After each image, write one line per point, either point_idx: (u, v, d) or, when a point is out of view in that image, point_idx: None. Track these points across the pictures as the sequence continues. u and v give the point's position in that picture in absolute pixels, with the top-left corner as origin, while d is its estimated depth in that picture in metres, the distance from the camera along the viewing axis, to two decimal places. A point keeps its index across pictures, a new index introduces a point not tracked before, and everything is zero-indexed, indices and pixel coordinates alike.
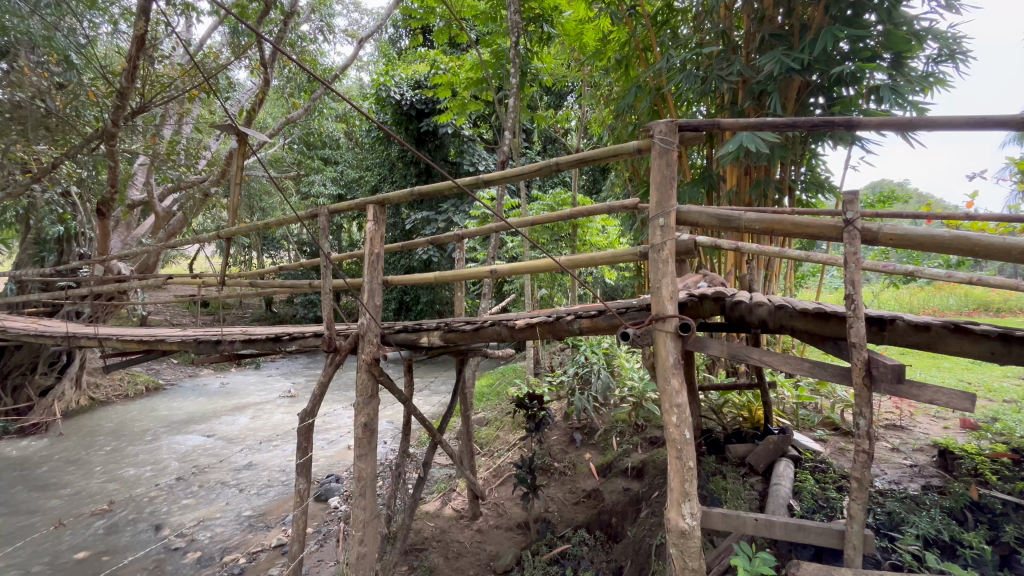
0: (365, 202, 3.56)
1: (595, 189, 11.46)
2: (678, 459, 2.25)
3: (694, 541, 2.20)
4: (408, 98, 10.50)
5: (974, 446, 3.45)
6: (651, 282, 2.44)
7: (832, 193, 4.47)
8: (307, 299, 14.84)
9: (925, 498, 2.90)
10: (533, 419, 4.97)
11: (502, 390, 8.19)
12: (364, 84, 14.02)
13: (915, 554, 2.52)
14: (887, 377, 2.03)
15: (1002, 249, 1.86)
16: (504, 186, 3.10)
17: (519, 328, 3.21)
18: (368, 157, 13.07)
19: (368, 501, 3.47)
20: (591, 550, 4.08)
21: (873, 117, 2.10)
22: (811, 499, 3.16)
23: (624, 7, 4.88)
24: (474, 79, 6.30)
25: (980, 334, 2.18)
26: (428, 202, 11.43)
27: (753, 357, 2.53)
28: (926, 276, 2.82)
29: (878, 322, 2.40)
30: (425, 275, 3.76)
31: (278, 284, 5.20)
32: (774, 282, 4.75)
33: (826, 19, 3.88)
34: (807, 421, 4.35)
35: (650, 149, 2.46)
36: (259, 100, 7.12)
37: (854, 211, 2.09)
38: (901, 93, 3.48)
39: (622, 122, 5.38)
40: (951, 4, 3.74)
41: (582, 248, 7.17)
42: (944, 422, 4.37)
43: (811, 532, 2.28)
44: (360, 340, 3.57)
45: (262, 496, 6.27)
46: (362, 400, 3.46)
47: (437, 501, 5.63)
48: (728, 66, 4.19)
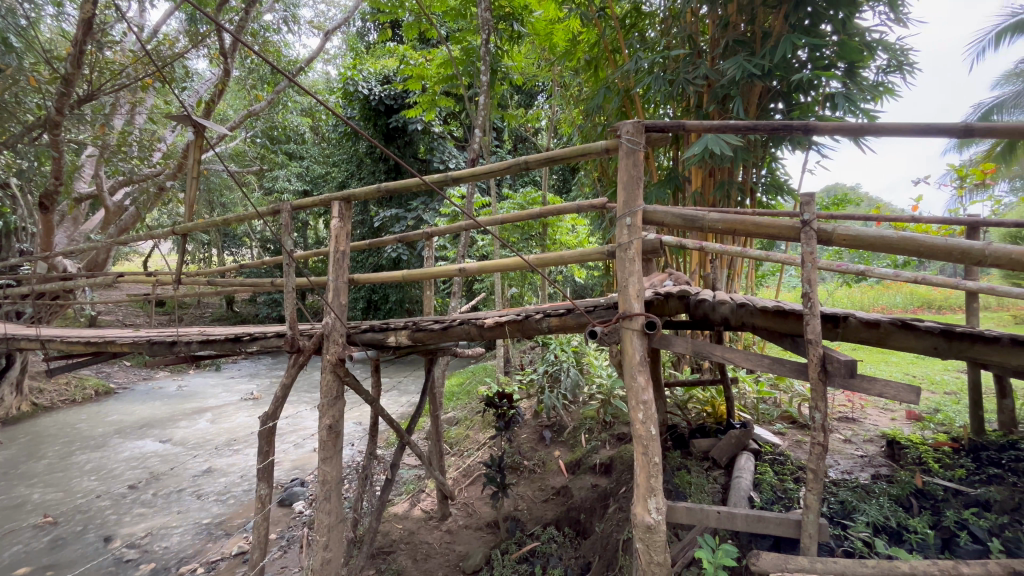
0: (330, 198, 3.46)
1: (565, 189, 11.55)
2: (644, 454, 2.30)
3: (660, 535, 2.24)
4: (377, 93, 10.27)
5: (918, 436, 3.66)
6: (618, 281, 2.47)
7: (790, 195, 4.66)
8: (271, 298, 14.39)
9: (875, 487, 3.04)
10: (502, 417, 4.96)
11: (472, 389, 8.15)
12: (331, 77, 13.66)
13: (865, 540, 2.65)
14: (841, 372, 2.12)
15: (942, 249, 1.98)
16: (473, 184, 3.08)
17: (488, 327, 3.20)
18: (334, 152, 12.75)
19: (334, 504, 3.39)
20: (560, 547, 4.13)
21: (827, 122, 2.18)
22: (770, 490, 3.27)
23: (594, 8, 4.92)
24: (444, 75, 6.22)
25: (925, 330, 2.31)
26: (398, 199, 11.25)
27: (716, 354, 2.59)
28: (876, 275, 2.96)
29: (832, 319, 2.50)
30: (393, 274, 3.69)
31: (238, 283, 5.01)
32: (737, 281, 4.90)
33: (786, 27, 4.02)
34: (766, 415, 4.51)
35: (617, 149, 2.48)
36: (219, 92, 6.83)
37: (810, 212, 2.17)
38: (854, 101, 3.65)
39: (591, 122, 5.43)
40: (900, 17, 3.94)
41: (552, 247, 7.22)
42: (892, 414, 4.62)
43: (770, 522, 2.36)
44: (324, 340, 3.47)
45: (222, 502, 6.04)
46: (327, 402, 3.36)
47: (406, 503, 5.56)
48: (694, 70, 4.29)
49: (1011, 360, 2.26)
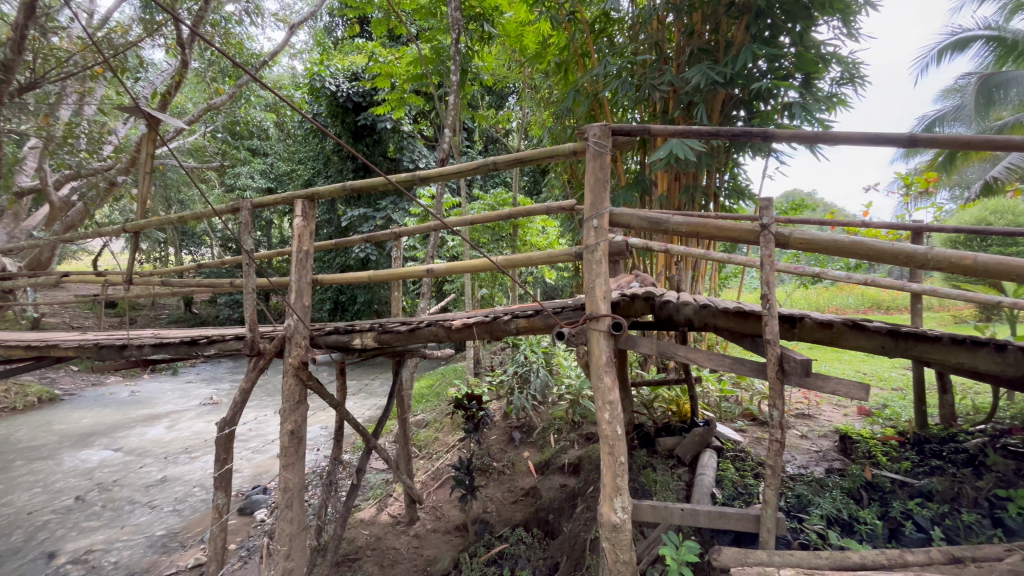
0: (293, 196, 3.35)
1: (536, 190, 11.61)
2: (610, 454, 2.32)
3: (626, 534, 2.27)
4: (344, 90, 10.05)
5: (868, 430, 3.84)
6: (585, 282, 2.49)
7: (751, 200, 4.82)
8: (232, 299, 13.88)
9: (829, 480, 3.17)
10: (471, 419, 4.92)
11: (442, 391, 8.08)
12: (297, 72, 13.29)
13: (819, 532, 2.75)
14: (797, 371, 2.20)
15: (890, 253, 2.09)
16: (441, 183, 3.04)
17: (456, 328, 3.17)
18: (300, 149, 12.41)
19: (296, 513, 3.28)
20: (529, 548, 4.13)
21: (785, 129, 2.26)
22: (731, 486, 3.36)
23: (564, 12, 4.95)
24: (414, 74, 6.13)
25: (873, 330, 2.42)
26: (366, 198, 11.04)
27: (680, 354, 2.64)
28: (830, 278, 3.10)
29: (789, 320, 2.59)
30: (359, 275, 3.60)
31: (195, 283, 4.80)
32: (701, 283, 5.04)
33: (746, 38, 4.17)
34: (728, 413, 4.65)
35: (585, 151, 2.50)
36: (177, 84, 6.53)
37: (769, 216, 2.24)
38: (810, 111, 3.82)
39: (561, 125, 5.49)
40: (852, 32, 4.14)
41: (523, 248, 7.22)
42: (844, 410, 4.84)
43: (731, 518, 2.43)
44: (286, 343, 3.36)
45: (178, 512, 5.77)
46: (288, 406, 3.25)
47: (373, 508, 5.46)
48: (660, 76, 4.39)
49: (952, 357, 2.39)
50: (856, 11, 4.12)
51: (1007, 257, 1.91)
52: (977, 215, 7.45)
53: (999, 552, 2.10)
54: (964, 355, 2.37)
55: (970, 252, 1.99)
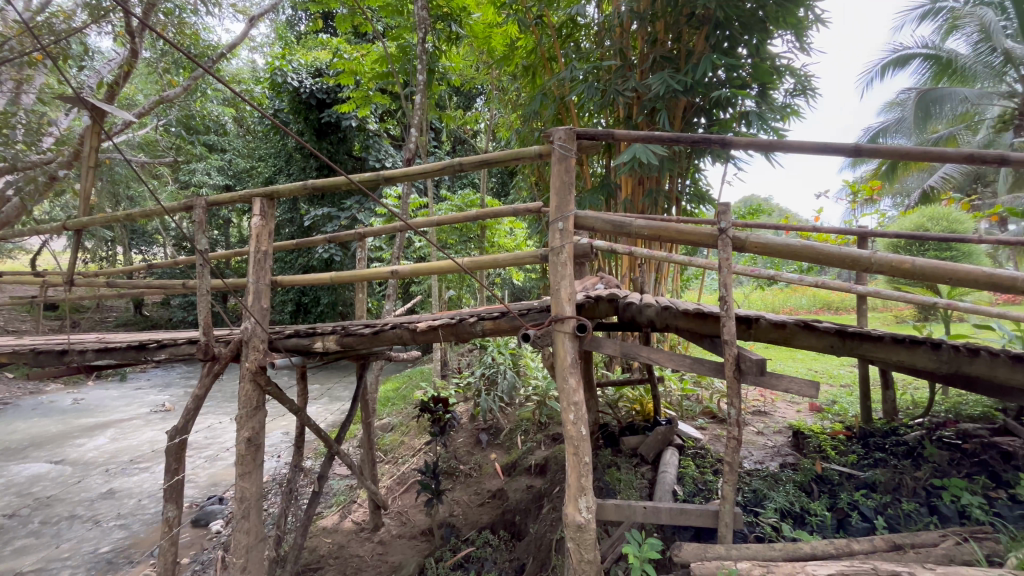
0: (251, 193, 3.22)
1: (504, 192, 11.63)
2: (575, 455, 2.35)
3: (590, 533, 2.31)
4: (307, 86, 9.77)
5: (818, 426, 4.03)
6: (551, 284, 2.51)
7: (711, 204, 4.99)
8: (187, 301, 13.26)
9: (783, 475, 3.30)
10: (437, 422, 4.86)
11: (408, 394, 7.97)
12: (257, 66, 12.84)
13: (773, 525, 2.85)
14: (753, 370, 2.28)
15: (837, 258, 2.19)
16: (406, 183, 3.00)
17: (421, 331, 3.14)
18: (261, 146, 12.02)
19: (253, 523, 3.16)
20: (495, 551, 4.11)
21: (741, 137, 2.34)
22: (692, 483, 3.45)
23: (531, 15, 4.98)
24: (379, 72, 5.99)
25: (823, 329, 2.54)
26: (330, 197, 10.76)
27: (643, 354, 2.69)
28: (784, 280, 3.24)
29: (746, 320, 2.69)
30: (321, 276, 3.50)
31: (144, 284, 4.55)
32: (664, 285, 5.17)
33: (706, 48, 4.31)
34: (689, 411, 4.78)
35: (550, 154, 2.52)
36: (126, 75, 6.19)
37: (727, 221, 2.31)
38: (764, 120, 4.00)
39: (528, 128, 5.53)
40: (804, 46, 4.35)
41: (490, 250, 7.20)
42: (797, 406, 5.07)
43: (692, 514, 2.49)
44: (243, 347, 3.23)
45: (124, 527, 5.44)
46: (245, 413, 3.13)
47: (336, 515, 5.33)
48: (624, 82, 4.46)
49: (894, 355, 2.54)
50: (807, 26, 4.34)
51: (941, 261, 2.06)
52: (917, 221, 7.95)
53: (935, 537, 2.25)
54: (904, 353, 2.52)
55: (908, 257, 2.13)
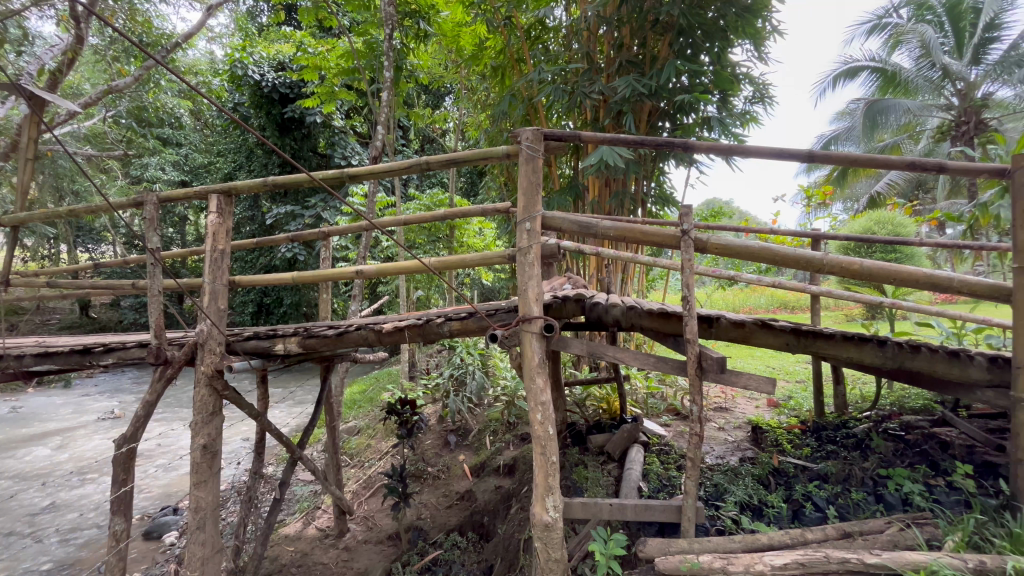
0: (207, 189, 3.08)
1: (473, 191, 11.60)
2: (542, 454, 2.37)
3: (557, 532, 2.33)
4: (270, 79, 9.45)
5: (776, 421, 4.18)
6: (518, 284, 2.51)
7: (675, 206, 5.12)
8: (139, 302, 12.61)
9: (742, 469, 3.41)
10: (405, 425, 4.78)
11: (375, 396, 7.83)
12: (215, 57, 12.32)
13: (733, 518, 2.94)
14: (713, 368, 2.35)
15: (792, 258, 2.28)
16: (371, 181, 2.94)
17: (387, 332, 3.09)
18: (219, 140, 11.57)
19: (209, 534, 3.03)
20: (463, 553, 4.09)
21: (703, 141, 2.41)
22: (656, 479, 3.52)
23: (499, 16, 4.98)
24: (344, 68, 5.82)
25: (779, 328, 2.64)
26: (293, 195, 10.47)
27: (609, 354, 2.72)
28: (743, 280, 3.36)
29: (707, 320, 2.77)
30: (282, 275, 3.38)
31: (90, 285, 4.28)
32: (630, 285, 5.27)
33: (670, 54, 4.42)
34: (654, 408, 4.89)
35: (518, 155, 2.52)
36: (69, 62, 5.80)
37: (689, 223, 2.35)
38: (725, 126, 4.15)
39: (497, 128, 5.53)
40: (762, 56, 4.53)
41: (459, 250, 7.16)
42: (755, 402, 5.26)
43: (655, 510, 2.54)
44: (198, 350, 3.09)
45: (67, 543, 5.11)
46: (200, 419, 3.00)
47: (299, 522, 5.18)
48: (591, 85, 4.53)
49: (844, 352, 2.66)
50: (765, 37, 4.52)
51: (886, 263, 2.18)
52: (865, 225, 8.41)
53: (881, 524, 2.37)
54: (854, 349, 2.65)
55: (857, 258, 2.24)
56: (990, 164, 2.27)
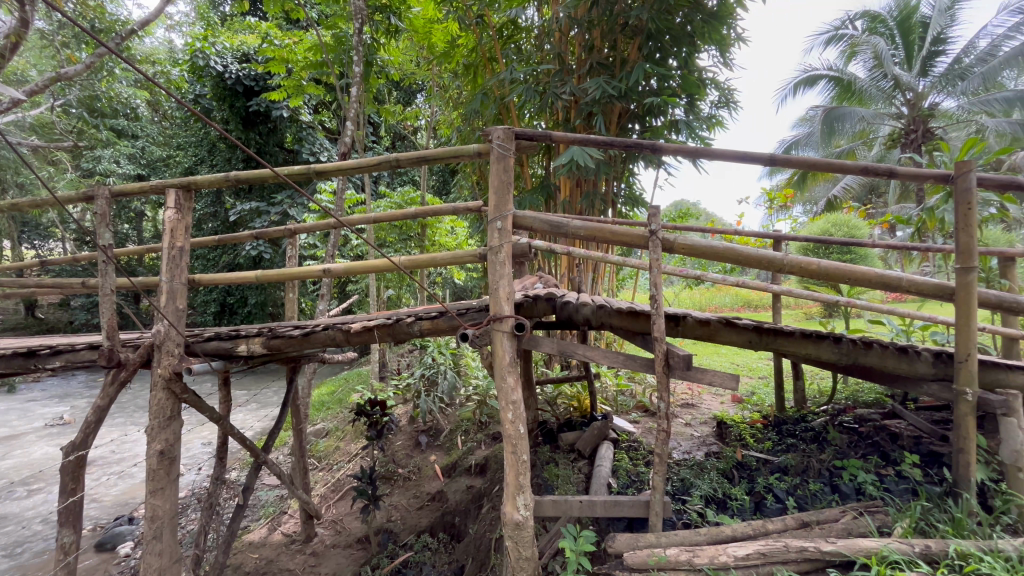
0: (165, 184, 2.95)
1: (445, 190, 11.51)
2: (513, 453, 2.38)
3: (528, 530, 2.34)
4: (233, 71, 9.10)
5: (739, 416, 4.32)
6: (489, 283, 2.50)
7: (644, 207, 5.22)
8: (90, 301, 11.98)
9: (707, 464, 3.51)
10: (374, 426, 4.70)
11: (344, 397, 7.67)
12: (174, 47, 11.83)
13: (698, 511, 3.01)
14: (680, 365, 2.40)
15: (754, 258, 2.36)
16: (339, 178, 2.88)
17: (356, 332, 3.03)
18: (179, 133, 11.10)
19: (167, 544, 2.90)
20: (434, 554, 4.06)
21: (671, 143, 2.46)
22: (625, 475, 3.58)
23: (471, 15, 4.98)
24: (313, 61, 5.64)
25: (742, 326, 2.72)
26: (259, 191, 10.16)
27: (579, 352, 2.75)
28: (709, 280, 3.45)
29: (674, 318, 2.84)
30: (246, 274, 3.27)
31: (36, 284, 4.04)
32: (600, 284, 5.35)
33: (639, 57, 4.51)
34: (624, 406, 4.96)
35: (489, 153, 2.51)
36: (12, 46, 5.43)
37: (658, 223, 2.39)
38: (692, 129, 4.27)
39: (469, 126, 5.53)
40: (728, 63, 4.67)
41: (431, 249, 7.09)
42: (720, 398, 5.41)
43: (624, 505, 2.58)
44: (154, 352, 2.95)
45: (9, 558, 4.80)
46: (158, 423, 2.87)
47: (264, 528, 5.03)
48: (562, 86, 4.59)
49: (802, 349, 2.78)
50: (731, 44, 4.66)
51: (841, 263, 2.29)
52: (823, 227, 8.78)
53: (837, 513, 2.47)
54: (812, 346, 2.76)
55: (815, 258, 2.33)
56: (935, 170, 2.41)
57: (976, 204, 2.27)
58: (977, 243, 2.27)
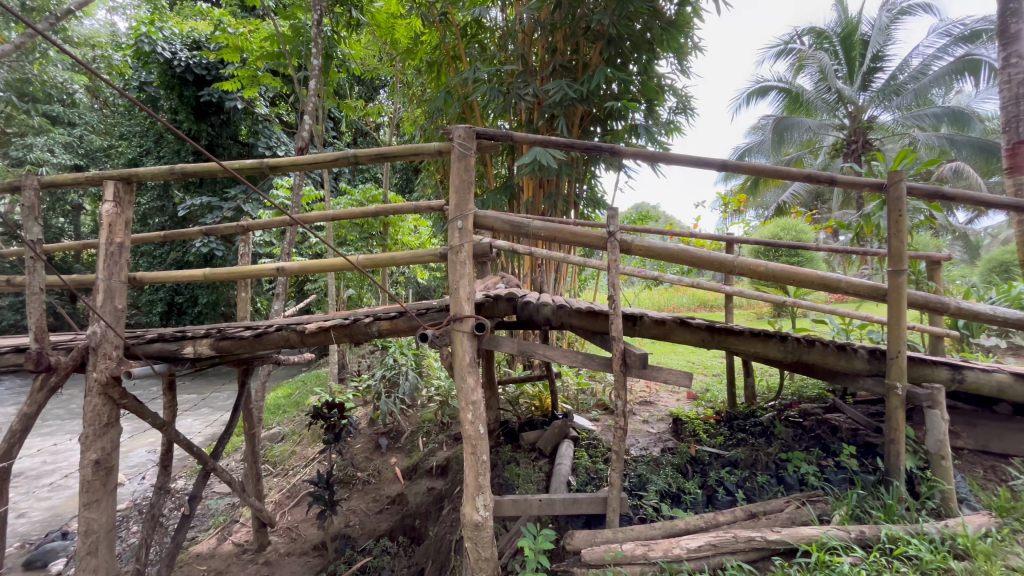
0: (102, 175, 2.76)
1: (408, 188, 11.33)
2: (473, 454, 2.37)
3: (487, 531, 2.34)
4: (183, 59, 8.65)
5: (693, 413, 4.46)
6: (449, 283, 2.48)
7: (605, 209, 5.32)
8: (19, 301, 11.09)
9: (663, 459, 3.60)
10: (332, 429, 4.57)
11: (301, 400, 7.43)
12: (116, 30, 11.15)
13: (654, 507, 3.08)
14: (636, 363, 2.46)
15: (705, 260, 2.45)
16: (294, 174, 2.79)
17: (311, 333, 2.95)
18: (121, 122, 10.43)
19: (103, 559, 2.73)
20: (393, 558, 3.99)
21: (630, 147, 2.51)
22: (585, 473, 3.62)
23: (434, 11, 4.94)
24: (268, 52, 5.40)
25: (696, 326, 2.82)
26: (211, 185, 9.70)
27: (539, 352, 2.77)
28: (667, 280, 3.56)
29: (631, 317, 2.91)
30: (193, 272, 3.11)
31: None
32: (562, 284, 5.42)
33: (601, 60, 4.58)
34: (584, 404, 5.04)
35: (450, 152, 2.49)
36: None
37: (616, 225, 2.43)
38: (651, 134, 4.39)
39: (432, 124, 5.48)
40: (685, 70, 4.81)
41: (393, 247, 6.96)
42: (676, 395, 5.59)
43: (582, 503, 2.62)
44: (89, 355, 2.76)
45: None
46: (93, 431, 2.69)
47: (213, 539, 4.80)
48: (525, 87, 4.61)
49: (751, 347, 2.90)
50: (687, 52, 4.81)
51: (787, 265, 2.41)
52: (773, 231, 9.20)
53: (782, 504, 2.59)
54: (760, 345, 2.88)
55: (763, 261, 2.44)
56: (871, 179, 2.57)
57: (906, 212, 2.44)
58: (907, 247, 2.43)
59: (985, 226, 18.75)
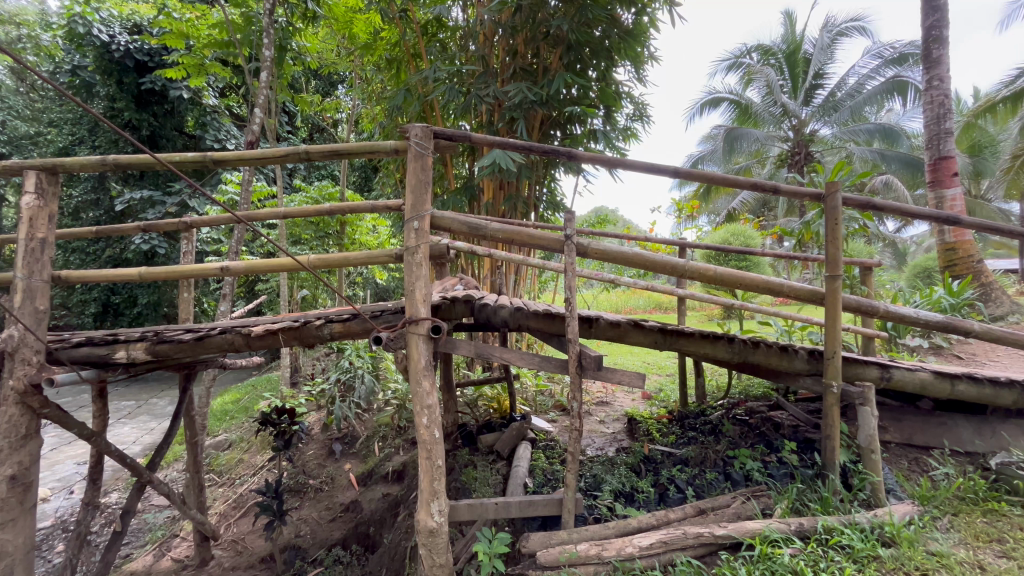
0: (21, 164, 2.53)
1: (367, 186, 11.09)
2: (427, 459, 2.33)
3: (442, 537, 2.31)
4: (121, 42, 8.11)
5: (647, 413, 4.58)
6: (405, 284, 2.43)
7: (564, 211, 5.39)
8: None
9: (618, 459, 3.67)
10: (282, 435, 4.38)
11: (250, 406, 7.10)
12: (46, 8, 10.35)
13: (608, 506, 3.13)
14: (591, 365, 2.50)
15: (659, 263, 2.51)
16: (240, 169, 2.65)
17: (257, 335, 2.81)
18: (51, 108, 9.65)
19: None
20: (346, 568, 3.88)
21: (588, 152, 2.54)
22: (542, 474, 3.63)
23: (394, 8, 4.86)
24: (216, 40, 5.11)
25: (649, 327, 2.88)
26: (153, 178, 9.12)
27: (495, 354, 2.75)
28: (624, 283, 3.64)
29: (587, 320, 2.95)
30: (126, 271, 2.89)
31: None
32: (522, 286, 5.45)
33: (560, 65, 4.63)
34: (542, 406, 5.08)
35: (406, 151, 2.44)
36: None
37: (573, 228, 2.45)
38: (609, 139, 4.48)
39: (392, 122, 5.38)
40: (642, 79, 4.95)
41: (350, 247, 6.77)
42: (632, 395, 5.72)
43: (538, 504, 2.64)
44: (5, 360, 2.52)
45: None
46: (7, 444, 2.46)
47: (150, 555, 4.50)
48: (486, 88, 4.60)
49: (701, 348, 3.00)
50: (644, 61, 4.95)
51: (734, 269, 2.52)
52: (724, 236, 9.60)
53: (729, 499, 2.70)
54: (709, 346, 2.99)
55: (712, 266, 2.53)
56: (811, 189, 2.71)
57: (841, 220, 2.59)
58: (842, 254, 2.58)
59: (909, 234, 20.40)
